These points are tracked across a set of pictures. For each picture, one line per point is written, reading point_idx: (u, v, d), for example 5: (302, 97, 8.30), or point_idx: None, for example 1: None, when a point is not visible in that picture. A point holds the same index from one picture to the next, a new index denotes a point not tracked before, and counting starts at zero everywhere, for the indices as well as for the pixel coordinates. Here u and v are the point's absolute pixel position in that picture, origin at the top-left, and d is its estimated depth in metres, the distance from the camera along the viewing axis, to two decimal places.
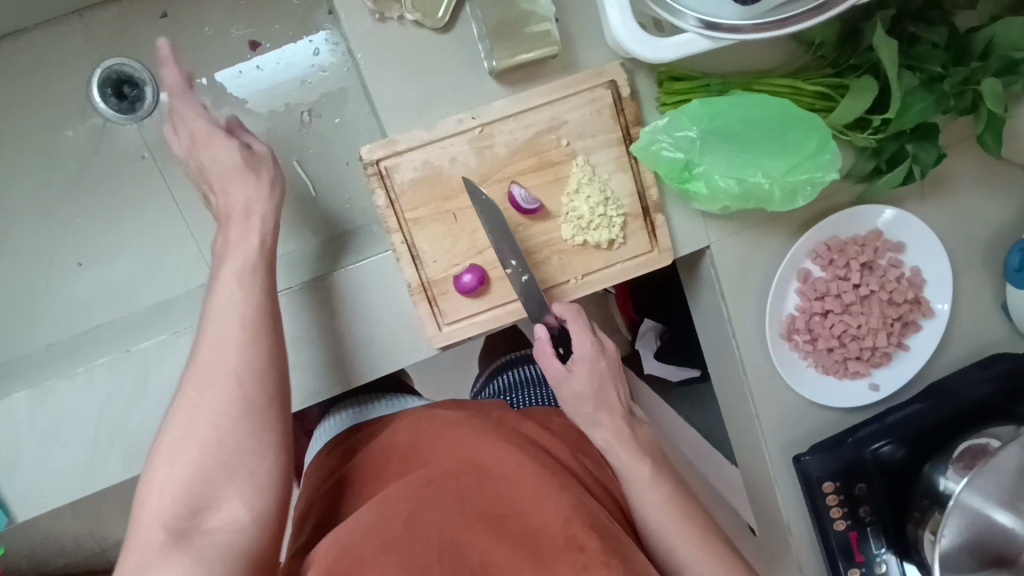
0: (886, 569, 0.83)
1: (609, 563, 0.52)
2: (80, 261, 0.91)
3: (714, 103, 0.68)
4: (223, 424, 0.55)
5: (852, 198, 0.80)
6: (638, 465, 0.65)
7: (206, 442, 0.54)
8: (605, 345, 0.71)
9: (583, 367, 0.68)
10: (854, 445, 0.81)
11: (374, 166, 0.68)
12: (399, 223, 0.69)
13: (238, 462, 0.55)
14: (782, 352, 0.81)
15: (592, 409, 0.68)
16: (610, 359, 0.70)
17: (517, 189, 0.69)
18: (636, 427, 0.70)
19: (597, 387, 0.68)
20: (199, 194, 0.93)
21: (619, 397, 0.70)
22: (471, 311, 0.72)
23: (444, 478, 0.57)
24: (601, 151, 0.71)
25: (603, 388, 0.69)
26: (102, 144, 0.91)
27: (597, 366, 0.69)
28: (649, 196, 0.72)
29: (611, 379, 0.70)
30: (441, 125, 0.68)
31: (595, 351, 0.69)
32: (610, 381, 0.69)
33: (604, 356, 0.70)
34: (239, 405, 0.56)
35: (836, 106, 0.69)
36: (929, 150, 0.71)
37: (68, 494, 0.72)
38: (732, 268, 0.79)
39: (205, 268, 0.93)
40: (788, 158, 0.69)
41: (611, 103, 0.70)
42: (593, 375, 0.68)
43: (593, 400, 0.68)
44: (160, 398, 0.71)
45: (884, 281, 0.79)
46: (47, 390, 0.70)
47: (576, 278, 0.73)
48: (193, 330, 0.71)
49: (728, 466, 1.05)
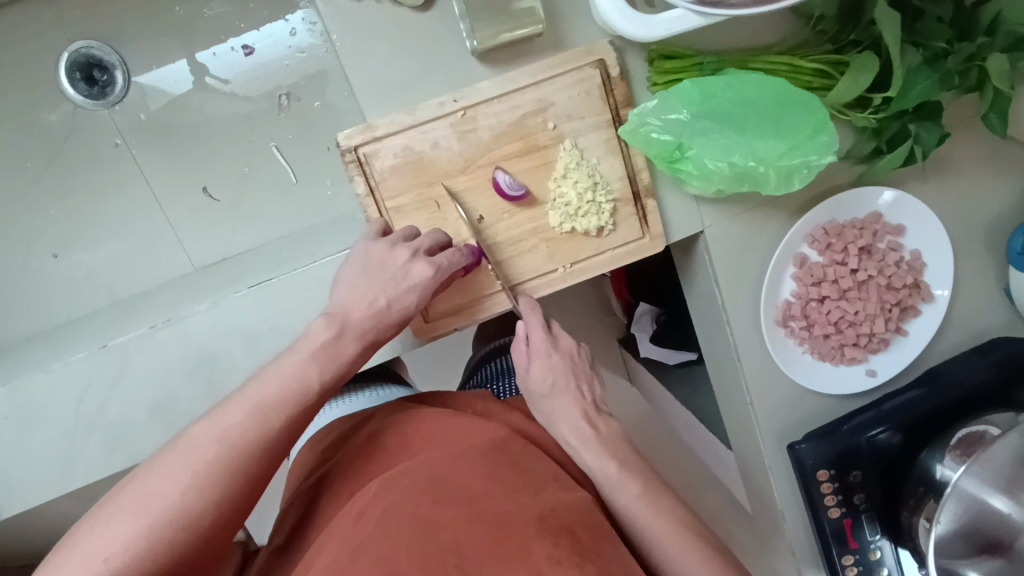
0: (880, 555, 0.82)
1: (583, 565, 0.47)
2: (57, 253, 0.91)
3: (708, 83, 0.65)
4: (223, 432, 0.53)
5: (851, 180, 0.77)
6: (612, 464, 0.61)
7: (198, 448, 0.52)
8: (564, 341, 0.67)
9: (539, 364, 0.65)
10: (849, 432, 0.79)
11: (353, 152, 0.65)
12: (380, 211, 0.67)
13: (223, 467, 0.52)
14: (776, 339, 0.79)
15: (562, 405, 0.65)
16: (569, 355, 0.67)
17: (501, 175, 0.67)
18: (604, 422, 0.66)
19: (554, 386, 0.65)
20: (176, 181, 0.93)
21: (583, 394, 0.66)
22: (456, 301, 0.70)
23: (426, 464, 0.55)
24: (591, 133, 0.68)
25: (560, 386, 0.65)
26: (75, 129, 0.89)
27: (553, 362, 0.65)
28: (640, 180, 0.70)
29: (571, 375, 0.66)
30: (423, 109, 0.65)
31: (551, 347, 0.65)
32: (569, 378, 0.66)
33: (561, 351, 0.66)
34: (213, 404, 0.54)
35: (835, 83, 0.66)
36: (932, 130, 0.68)
37: (48, 491, 0.71)
38: (726, 252, 0.77)
39: (185, 259, 0.93)
40: (784, 140, 0.66)
41: (601, 84, 0.67)
42: (549, 372, 0.65)
43: (552, 398, 0.65)
44: (139, 394, 0.69)
45: (883, 266, 0.77)
46: (23, 386, 0.68)
47: (564, 267, 0.71)
48: (171, 324, 0.69)
49: (722, 451, 1.04)
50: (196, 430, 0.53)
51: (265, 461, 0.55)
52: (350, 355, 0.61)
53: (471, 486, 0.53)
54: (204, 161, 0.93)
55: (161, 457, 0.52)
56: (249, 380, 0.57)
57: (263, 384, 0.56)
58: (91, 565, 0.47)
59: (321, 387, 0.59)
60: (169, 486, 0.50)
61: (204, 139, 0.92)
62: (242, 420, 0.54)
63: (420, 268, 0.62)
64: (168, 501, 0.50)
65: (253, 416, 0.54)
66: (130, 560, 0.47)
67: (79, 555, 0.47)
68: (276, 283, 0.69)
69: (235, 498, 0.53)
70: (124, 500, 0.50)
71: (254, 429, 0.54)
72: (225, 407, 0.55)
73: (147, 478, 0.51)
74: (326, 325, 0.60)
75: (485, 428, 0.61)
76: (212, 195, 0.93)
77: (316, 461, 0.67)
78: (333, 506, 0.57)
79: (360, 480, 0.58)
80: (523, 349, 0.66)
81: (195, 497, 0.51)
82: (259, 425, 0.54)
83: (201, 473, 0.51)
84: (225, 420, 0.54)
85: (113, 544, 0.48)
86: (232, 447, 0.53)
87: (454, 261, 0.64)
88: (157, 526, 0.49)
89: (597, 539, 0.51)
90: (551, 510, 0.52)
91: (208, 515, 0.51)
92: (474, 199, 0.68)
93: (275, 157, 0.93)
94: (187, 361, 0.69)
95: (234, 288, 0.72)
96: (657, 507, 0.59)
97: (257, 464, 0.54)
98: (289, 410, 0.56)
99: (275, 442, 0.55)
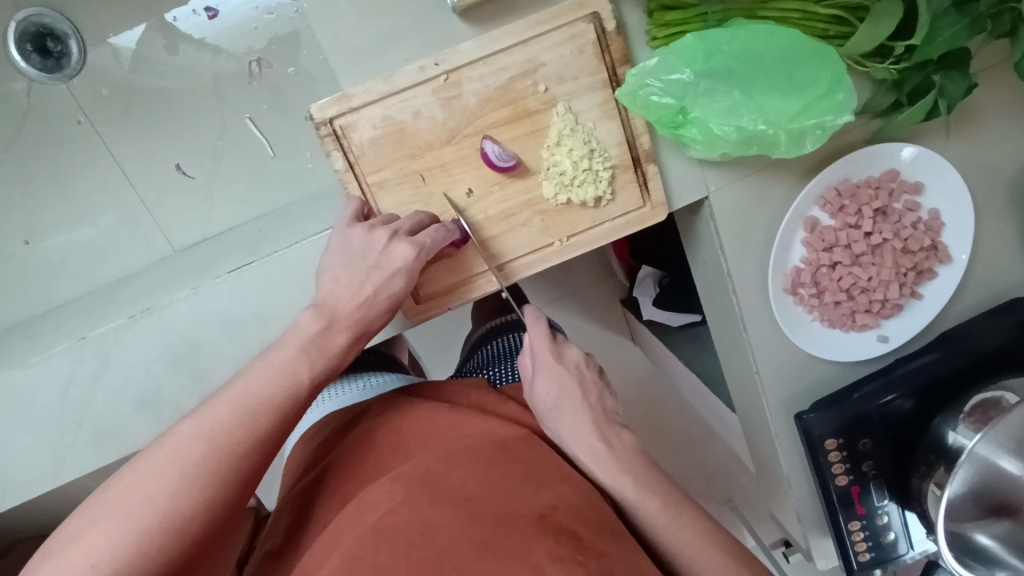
0: (888, 520, 0.82)
1: (585, 564, 0.46)
2: (28, 239, 0.91)
3: (712, 37, 0.59)
4: (209, 431, 0.51)
5: (867, 136, 0.72)
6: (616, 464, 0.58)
7: (184, 448, 0.50)
8: (569, 353, 0.64)
9: (544, 375, 0.62)
10: (860, 400, 0.76)
11: (328, 125, 0.60)
12: (361, 187, 0.63)
13: (212, 466, 0.50)
14: (785, 307, 0.75)
15: (569, 419, 0.61)
16: (575, 367, 0.64)
17: (490, 145, 0.62)
18: (617, 435, 0.62)
19: (562, 393, 0.61)
20: (147, 156, 0.93)
21: (592, 404, 0.62)
22: (448, 282, 0.67)
23: (425, 462, 0.54)
24: (585, 96, 0.63)
25: (568, 395, 0.62)
26: (34, 105, 0.88)
27: (559, 371, 0.62)
28: (640, 145, 0.65)
29: (579, 386, 0.62)
30: (401, 74, 0.60)
31: (556, 358, 0.63)
32: (576, 387, 0.62)
33: (566, 363, 0.64)
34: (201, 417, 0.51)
35: (854, 32, 0.60)
36: (958, 80, 0.62)
37: (42, 482, 0.70)
38: (731, 217, 0.72)
39: (164, 241, 0.94)
40: (797, 98, 0.60)
41: (595, 40, 0.61)
42: (556, 380, 0.62)
43: (559, 411, 0.61)
44: (124, 387, 0.68)
45: (899, 228, 0.72)
46: (2, 382, 0.66)
47: (560, 241, 0.67)
48: (150, 313, 0.66)
49: (727, 416, 1.02)
50: (182, 429, 0.51)
51: (254, 464, 0.52)
52: (339, 347, 0.59)
53: (468, 484, 0.51)
54: (174, 136, 0.92)
55: (145, 459, 0.50)
56: (237, 375, 0.55)
57: (251, 380, 0.54)
58: (76, 573, 0.45)
59: (311, 381, 0.56)
60: (154, 490, 0.48)
61: (171, 112, 0.92)
62: (229, 415, 0.52)
63: (400, 252, 0.59)
64: (154, 505, 0.48)
65: (238, 422, 0.52)
66: (117, 567, 0.46)
67: (63, 563, 0.45)
68: (255, 267, 0.66)
69: (227, 501, 0.51)
70: (108, 504, 0.48)
71: (241, 427, 0.52)
72: (209, 406, 0.52)
73: (133, 481, 0.49)
74: (315, 317, 0.58)
75: (483, 422, 0.59)
76: (187, 172, 0.93)
77: (310, 461, 0.66)
78: (328, 511, 0.56)
79: (354, 483, 0.56)
80: (529, 363, 0.64)
81: (183, 500, 0.48)
82: (247, 430, 0.52)
83: (189, 475, 0.49)
84: (209, 419, 0.51)
85: (100, 550, 0.46)
86: (220, 450, 0.51)
87: (438, 239, 0.61)
88: (143, 529, 0.47)
89: (600, 537, 0.49)
90: (551, 509, 0.50)
91: (198, 518, 0.49)
92: (461, 171, 0.64)
93: (250, 130, 0.93)
94: (170, 351, 0.67)
95: (213, 273, 0.68)
96: (659, 492, 0.57)
97: (244, 469, 0.51)
98: (274, 417, 0.53)
99: (270, 438, 0.53)
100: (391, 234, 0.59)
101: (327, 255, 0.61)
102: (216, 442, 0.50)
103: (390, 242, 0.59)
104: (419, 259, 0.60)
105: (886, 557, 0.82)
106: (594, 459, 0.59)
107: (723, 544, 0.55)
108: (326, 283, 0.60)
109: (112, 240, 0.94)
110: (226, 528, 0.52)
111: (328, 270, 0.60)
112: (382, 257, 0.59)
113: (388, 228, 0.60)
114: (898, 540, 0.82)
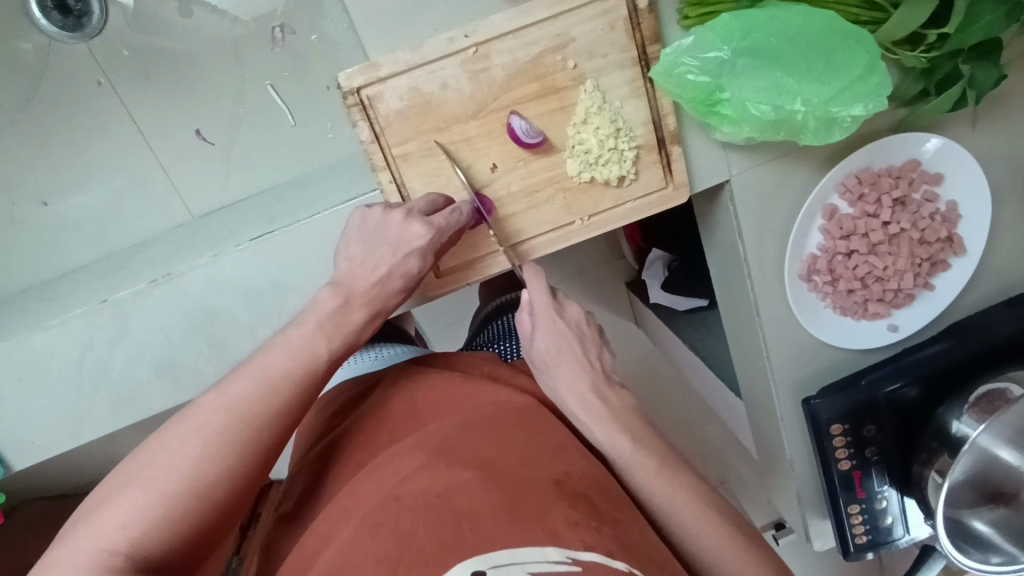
0: (886, 504, 0.84)
1: (600, 528, 0.46)
2: (45, 201, 0.91)
3: (748, 17, 0.59)
4: (232, 403, 0.51)
5: (891, 124, 0.71)
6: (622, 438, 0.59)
7: (207, 418, 0.50)
8: (569, 310, 0.63)
9: (544, 332, 0.62)
10: (867, 387, 0.77)
11: (355, 94, 0.60)
12: (386, 159, 0.63)
13: (235, 436, 0.50)
14: (799, 292, 0.76)
15: (566, 374, 0.61)
16: (575, 324, 0.63)
17: (517, 120, 0.62)
18: (626, 419, 0.63)
19: (560, 355, 0.62)
20: (165, 121, 0.92)
21: (589, 360, 0.63)
22: (467, 257, 0.67)
23: (441, 432, 0.54)
24: (613, 74, 0.63)
25: (566, 354, 0.62)
26: (50, 66, 0.87)
27: (558, 331, 0.62)
28: (666, 125, 0.65)
29: (578, 344, 0.62)
30: (430, 45, 0.59)
31: (557, 314, 0.62)
32: (575, 344, 0.62)
33: (566, 320, 0.63)
34: (223, 393, 0.52)
35: (888, 17, 0.59)
36: (989, 70, 0.62)
37: (61, 442, 0.71)
38: (751, 201, 0.72)
39: (182, 206, 0.93)
40: (831, 84, 0.60)
41: (626, 16, 0.61)
42: (554, 339, 0.62)
43: (557, 366, 0.61)
44: (142, 352, 0.68)
45: (917, 218, 0.72)
46: (23, 343, 0.67)
47: (582, 219, 0.67)
48: (171, 278, 0.66)
49: (730, 399, 1.04)
50: (205, 401, 0.51)
51: (275, 437, 0.53)
52: (357, 324, 0.59)
53: (484, 451, 0.52)
54: (190, 101, 0.92)
55: (168, 429, 0.51)
56: (258, 351, 0.55)
57: (272, 355, 0.54)
58: (105, 534, 0.46)
59: (331, 358, 0.57)
60: (179, 457, 0.49)
61: (188, 78, 0.91)
62: (250, 390, 0.52)
63: (416, 230, 0.59)
64: (179, 471, 0.48)
65: (260, 396, 0.52)
66: (146, 529, 0.47)
67: (93, 524, 0.47)
68: (277, 235, 0.66)
69: (249, 471, 0.51)
70: (136, 472, 0.49)
71: (263, 399, 0.52)
72: (231, 379, 0.53)
73: (157, 449, 0.49)
74: (332, 295, 0.58)
75: (496, 391, 0.60)
76: (205, 138, 0.93)
77: (321, 430, 0.66)
78: (342, 478, 0.56)
79: (368, 451, 0.57)
80: (527, 319, 0.62)
81: (207, 468, 0.49)
82: (270, 405, 0.52)
83: (212, 444, 0.50)
84: (231, 391, 0.52)
85: (128, 513, 0.47)
86: (244, 421, 0.51)
87: (452, 222, 0.60)
88: (170, 495, 0.48)
89: (614, 505, 0.50)
90: (565, 475, 0.51)
91: (221, 485, 0.49)
92: (486, 145, 0.63)
93: (271, 97, 0.92)
94: (190, 318, 0.67)
95: (233, 240, 0.68)
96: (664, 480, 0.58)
97: (266, 441, 0.52)
98: (295, 392, 0.54)
99: (291, 409, 0.54)
100: (405, 214, 0.59)
101: (348, 230, 0.61)
102: (240, 415, 0.51)
103: (405, 222, 0.59)
104: (434, 238, 0.60)
105: (881, 539, 0.85)
106: (603, 444, 0.60)
107: (734, 524, 0.56)
108: (350, 258, 0.60)
109: (127, 206, 0.93)
110: (248, 496, 0.53)
111: (349, 247, 0.60)
112: (400, 235, 0.59)
113: (402, 208, 0.60)
114: (894, 523, 0.85)
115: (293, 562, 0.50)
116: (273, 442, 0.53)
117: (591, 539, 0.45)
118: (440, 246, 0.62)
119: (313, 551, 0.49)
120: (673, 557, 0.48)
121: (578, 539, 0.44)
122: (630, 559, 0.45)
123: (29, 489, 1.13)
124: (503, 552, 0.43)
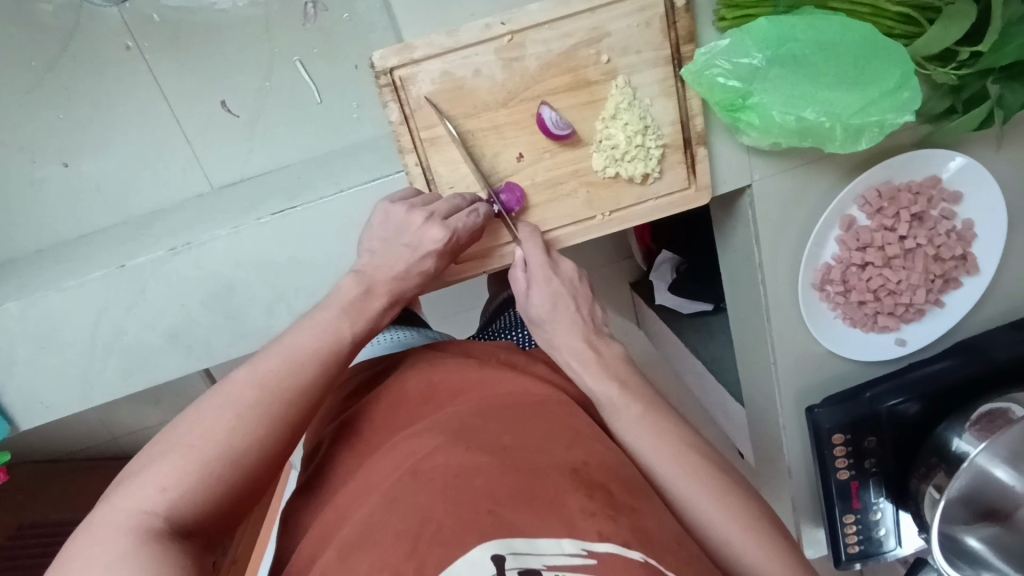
0: (880, 516, 0.85)
1: (617, 518, 0.46)
2: (66, 162, 0.91)
3: (785, 23, 0.59)
4: (263, 378, 0.52)
5: (914, 140, 0.72)
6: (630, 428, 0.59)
7: (240, 392, 0.51)
8: (564, 267, 0.66)
9: (540, 290, 0.64)
10: (870, 401, 0.78)
11: (387, 75, 0.60)
12: (413, 141, 0.63)
13: (266, 411, 0.51)
14: (811, 301, 0.76)
15: (562, 333, 0.65)
16: (570, 281, 0.66)
17: (547, 111, 0.62)
18: None
19: (555, 310, 0.65)
20: (190, 90, 0.91)
21: (583, 317, 0.66)
22: (484, 247, 0.67)
23: (461, 417, 0.55)
24: (645, 71, 0.63)
25: (562, 310, 0.65)
26: (79, 28, 0.86)
27: (553, 287, 0.65)
28: (693, 125, 0.65)
29: (573, 300, 0.65)
30: (466, 30, 0.59)
31: (552, 273, 0.65)
32: (570, 302, 0.65)
33: (562, 278, 0.66)
34: (249, 372, 0.52)
35: (922, 33, 0.59)
36: (1019, 91, 0.61)
37: (71, 402, 0.72)
38: (770, 209, 0.73)
39: (202, 176, 0.95)
40: (862, 94, 0.60)
41: (663, 14, 0.61)
42: (550, 297, 0.65)
43: (552, 322, 0.65)
44: (158, 318, 0.68)
45: (933, 234, 0.73)
46: (37, 302, 0.66)
47: (603, 214, 0.67)
48: (190, 248, 0.66)
49: (729, 404, 1.04)
50: (236, 377, 0.52)
51: (302, 415, 0.53)
52: (378, 311, 0.60)
53: (502, 438, 0.52)
54: (217, 72, 0.90)
55: (201, 403, 0.51)
56: (286, 333, 0.56)
57: (301, 336, 0.55)
58: (147, 497, 0.46)
59: (354, 342, 0.58)
60: (213, 426, 0.49)
61: (215, 49, 0.89)
62: (281, 368, 0.53)
63: (435, 233, 0.59)
64: (215, 439, 0.49)
65: (290, 378, 0.53)
66: (186, 492, 0.46)
67: (135, 487, 0.46)
68: (299, 212, 0.66)
69: (279, 443, 0.51)
70: (174, 439, 0.49)
71: (292, 377, 0.53)
72: (261, 355, 0.54)
73: (193, 420, 0.50)
74: (356, 283, 0.59)
75: (515, 380, 0.60)
76: (231, 110, 0.92)
77: (336, 408, 0.67)
78: (358, 458, 0.57)
79: (387, 433, 0.57)
80: (521, 276, 0.65)
81: (240, 437, 0.49)
82: (301, 385, 0.53)
83: (246, 415, 0.50)
84: (263, 366, 0.53)
85: (169, 476, 0.47)
86: (276, 403, 0.52)
87: (469, 225, 0.61)
88: (207, 461, 0.48)
89: (631, 495, 0.49)
90: (583, 464, 0.50)
91: (255, 455, 0.50)
92: (514, 135, 0.64)
93: (299, 72, 0.92)
94: (206, 288, 0.68)
95: (253, 213, 0.68)
96: None
97: (297, 421, 0.53)
98: (320, 376, 0.54)
99: (316, 391, 0.54)
100: (425, 218, 0.59)
101: (371, 224, 0.62)
102: (271, 391, 0.52)
103: (425, 223, 0.59)
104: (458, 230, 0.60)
105: (872, 551, 0.86)
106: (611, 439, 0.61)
107: None
108: (371, 250, 0.61)
109: (146, 173, 0.94)
110: (278, 474, 0.53)
111: (370, 241, 0.61)
112: (419, 235, 0.59)
113: (424, 210, 0.59)
114: (886, 535, 0.86)
115: (309, 538, 0.50)
116: (299, 424, 0.53)
117: (607, 530, 0.44)
118: (460, 247, 0.63)
119: (332, 526, 0.49)
120: (690, 546, 0.48)
121: (593, 530, 0.44)
122: (647, 551, 0.44)
123: (21, 453, 1.12)
124: (521, 542, 0.43)
